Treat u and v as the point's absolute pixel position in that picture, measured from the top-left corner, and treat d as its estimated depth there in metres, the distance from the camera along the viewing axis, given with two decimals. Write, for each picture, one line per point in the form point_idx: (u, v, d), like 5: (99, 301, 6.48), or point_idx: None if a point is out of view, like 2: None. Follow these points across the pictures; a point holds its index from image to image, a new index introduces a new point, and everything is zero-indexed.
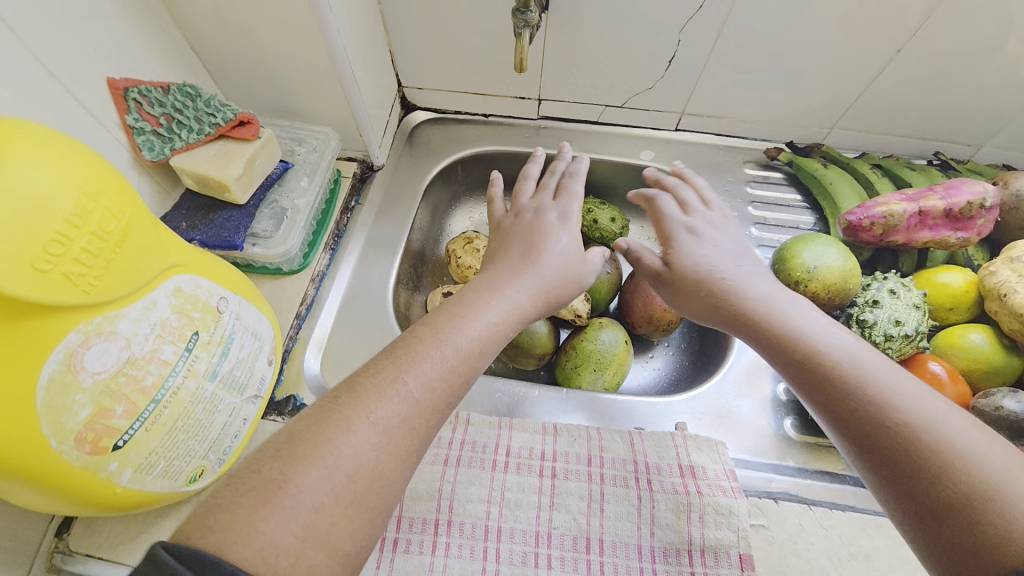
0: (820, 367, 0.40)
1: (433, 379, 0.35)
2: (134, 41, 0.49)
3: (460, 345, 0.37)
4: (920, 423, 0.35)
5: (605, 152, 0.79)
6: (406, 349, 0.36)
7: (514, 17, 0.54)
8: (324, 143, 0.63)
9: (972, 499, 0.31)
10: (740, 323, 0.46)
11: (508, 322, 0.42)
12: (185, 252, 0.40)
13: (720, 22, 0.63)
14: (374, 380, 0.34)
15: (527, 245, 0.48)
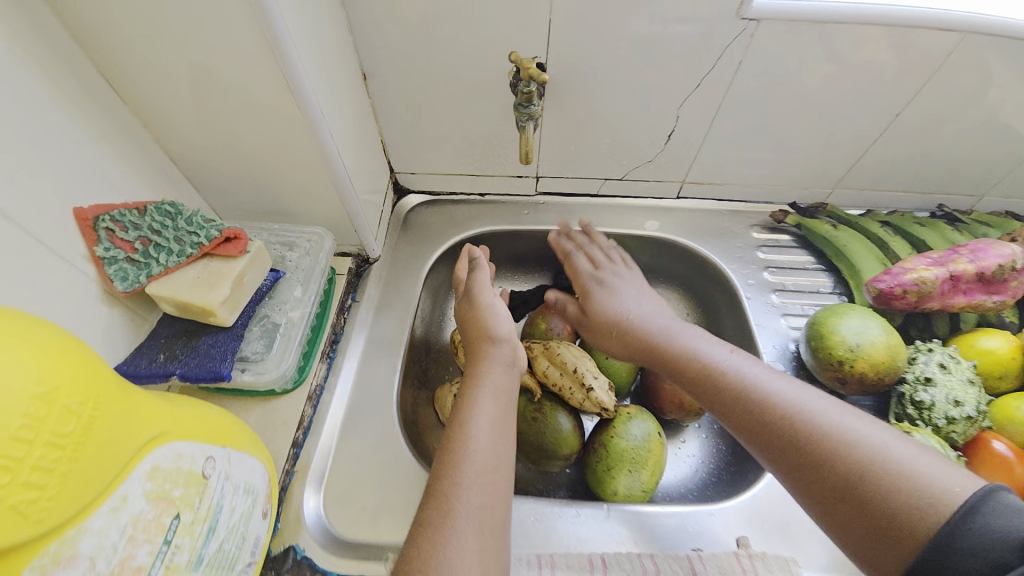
0: (734, 398, 0.46)
1: (485, 472, 0.48)
2: (107, 164, 0.45)
3: (487, 444, 0.50)
4: (827, 431, 0.39)
5: (608, 225, 0.77)
6: (449, 455, 0.49)
7: (516, 111, 0.52)
8: (318, 245, 0.59)
9: (884, 499, 0.35)
10: (668, 365, 0.54)
11: (496, 441, 0.51)
12: (160, 416, 0.33)
13: (717, 98, 0.63)
14: (450, 498, 0.45)
15: (490, 345, 0.60)
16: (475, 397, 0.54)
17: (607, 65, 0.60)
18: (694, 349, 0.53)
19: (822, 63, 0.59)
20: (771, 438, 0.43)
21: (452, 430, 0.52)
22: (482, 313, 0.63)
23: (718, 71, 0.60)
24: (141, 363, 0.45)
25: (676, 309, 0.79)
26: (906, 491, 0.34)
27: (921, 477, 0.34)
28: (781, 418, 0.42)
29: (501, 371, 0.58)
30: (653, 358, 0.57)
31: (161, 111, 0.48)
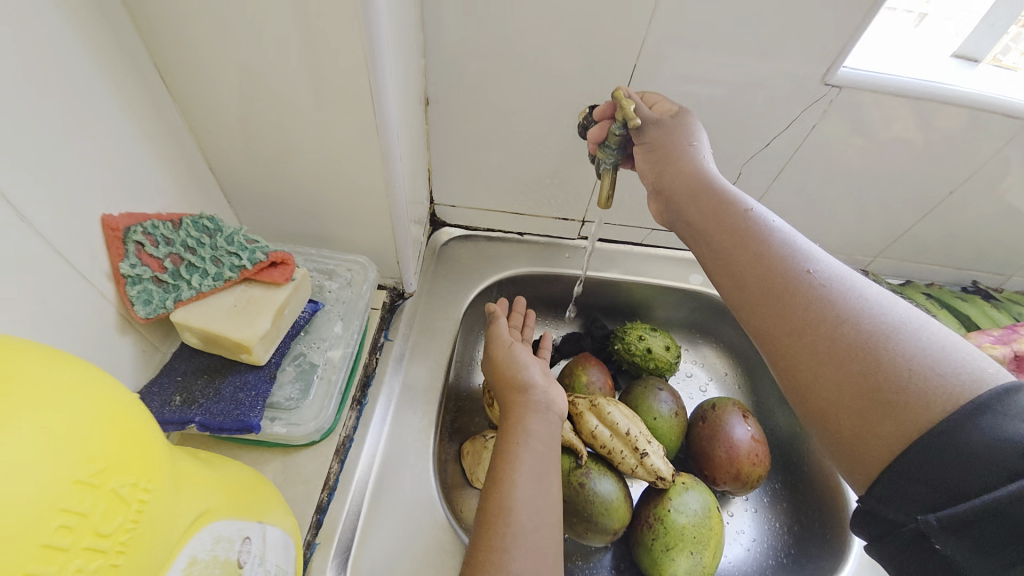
0: (733, 236, 0.39)
1: (530, 534, 0.41)
2: (144, 166, 0.38)
3: (530, 500, 0.43)
4: (851, 316, 0.32)
5: (651, 276, 0.74)
6: (488, 516, 0.42)
7: (601, 152, 0.50)
8: (359, 276, 0.53)
9: (872, 369, 0.30)
10: (659, 187, 0.46)
11: (542, 516, 0.43)
12: (201, 488, 0.26)
13: (782, 157, 0.63)
14: (488, 564, 0.39)
15: (521, 388, 0.53)
16: (509, 449, 0.47)
17: None
18: (725, 192, 0.42)
19: (889, 133, 0.59)
20: (754, 261, 0.37)
21: (489, 491, 0.44)
22: (511, 353, 0.57)
23: (789, 132, 0.60)
24: (151, 406, 0.37)
25: (714, 366, 0.76)
26: (929, 379, 0.28)
27: (948, 373, 0.28)
28: (778, 260, 0.36)
29: (534, 415, 0.50)
30: (690, 190, 0.43)
31: (214, 115, 0.42)
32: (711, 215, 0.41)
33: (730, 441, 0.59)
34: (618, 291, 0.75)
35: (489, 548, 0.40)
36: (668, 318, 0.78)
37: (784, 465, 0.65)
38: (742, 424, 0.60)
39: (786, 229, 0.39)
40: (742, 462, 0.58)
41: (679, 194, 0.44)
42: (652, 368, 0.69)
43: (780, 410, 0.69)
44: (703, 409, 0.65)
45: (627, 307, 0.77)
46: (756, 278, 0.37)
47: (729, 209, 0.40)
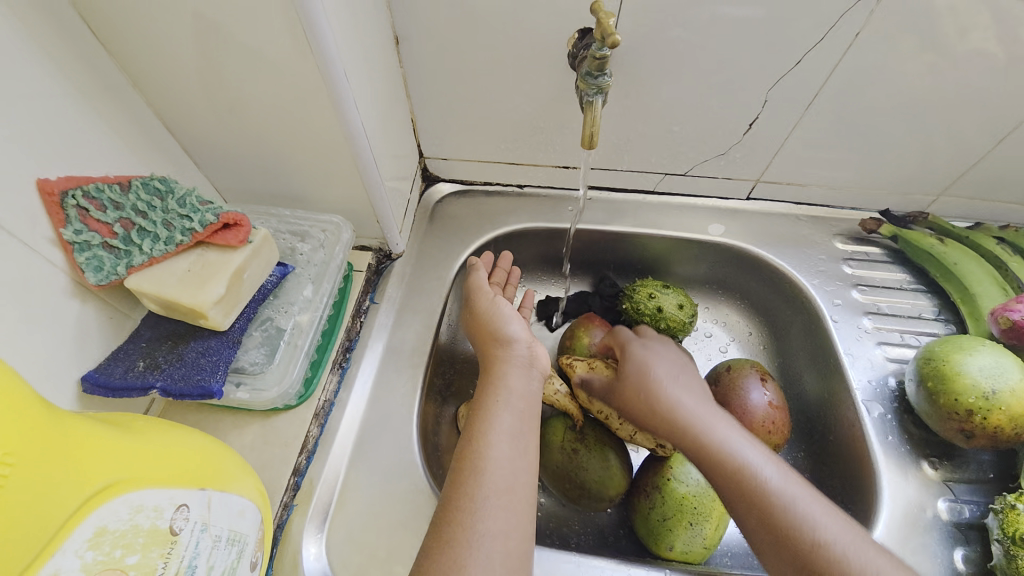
0: (756, 496, 0.41)
1: (502, 494, 0.39)
2: (85, 130, 0.37)
3: (505, 459, 0.41)
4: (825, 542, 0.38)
5: (665, 227, 0.67)
6: (460, 474, 0.40)
7: (582, 82, 0.43)
8: (333, 237, 0.50)
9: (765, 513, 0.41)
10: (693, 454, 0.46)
11: (516, 477, 0.41)
12: (108, 461, 0.26)
13: (818, 79, 0.52)
14: (456, 524, 0.37)
15: (504, 343, 0.50)
16: (486, 405, 0.45)
17: (688, 34, 0.49)
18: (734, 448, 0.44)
19: (962, 42, 0.47)
20: (767, 519, 0.40)
21: (462, 451, 0.42)
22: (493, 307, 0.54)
23: (827, 45, 0.49)
24: (115, 372, 0.37)
25: (737, 326, 0.69)
26: (835, 566, 0.37)
27: (852, 561, 0.37)
28: (791, 506, 0.40)
29: (514, 373, 0.48)
30: (716, 452, 0.44)
31: (153, 69, 0.40)
32: (683, 419, 0.47)
33: (744, 407, 0.54)
34: (628, 246, 0.69)
35: (458, 507, 0.38)
36: (688, 274, 0.71)
37: (807, 435, 0.61)
38: (759, 389, 0.55)
39: (789, 476, 0.43)
40: (756, 429, 0.53)
41: (701, 439, 0.46)
42: (664, 329, 0.63)
43: (808, 372, 0.63)
44: (717, 372, 0.59)
45: (639, 263, 0.71)
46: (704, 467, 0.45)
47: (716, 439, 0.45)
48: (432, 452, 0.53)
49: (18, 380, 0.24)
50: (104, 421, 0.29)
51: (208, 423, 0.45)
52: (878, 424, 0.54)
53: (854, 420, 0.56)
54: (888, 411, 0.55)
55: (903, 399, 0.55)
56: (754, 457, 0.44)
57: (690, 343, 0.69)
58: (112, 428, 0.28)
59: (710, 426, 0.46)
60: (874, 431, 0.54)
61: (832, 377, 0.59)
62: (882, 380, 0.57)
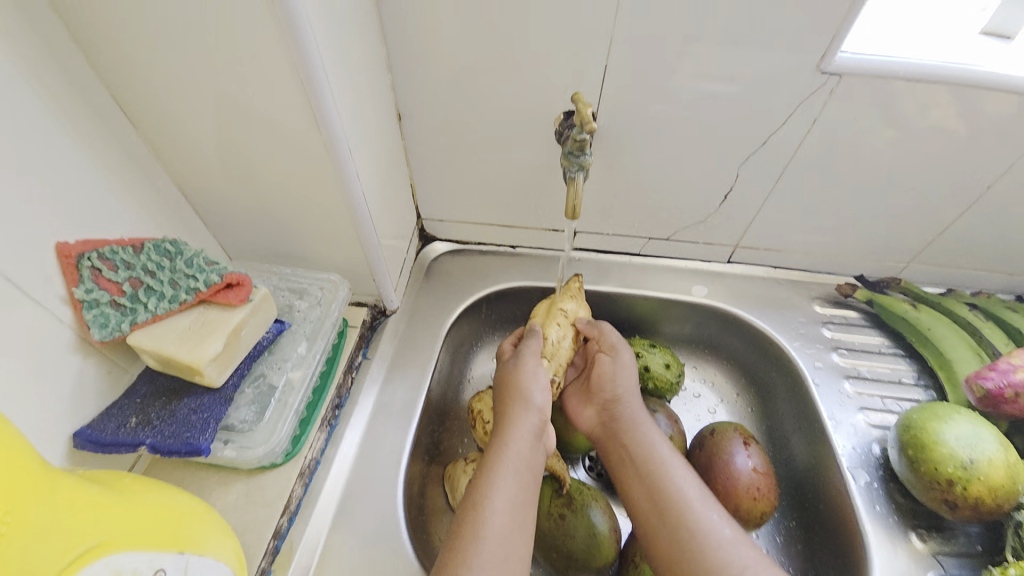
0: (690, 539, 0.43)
1: (498, 564, 0.39)
2: (106, 195, 0.40)
3: (505, 530, 0.41)
4: None
5: (651, 288, 0.70)
6: (458, 539, 0.40)
7: (565, 160, 0.48)
8: (330, 294, 0.53)
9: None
10: (645, 486, 0.48)
11: (513, 548, 0.41)
12: (96, 521, 0.26)
13: (783, 156, 0.57)
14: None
15: (523, 407, 0.49)
16: (494, 469, 0.45)
17: (663, 116, 0.55)
18: (679, 487, 0.47)
19: (924, 118, 0.52)
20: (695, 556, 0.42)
21: (463, 513, 0.43)
22: (519, 369, 0.52)
23: (788, 127, 0.54)
24: (107, 428, 0.38)
25: (724, 386, 0.70)
26: None
27: None
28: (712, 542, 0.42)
29: (527, 441, 0.47)
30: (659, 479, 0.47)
31: (176, 142, 0.44)
32: (652, 466, 0.48)
33: (729, 472, 0.55)
34: (616, 305, 0.71)
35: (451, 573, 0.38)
36: (675, 333, 0.73)
37: (798, 502, 0.60)
38: (744, 453, 0.56)
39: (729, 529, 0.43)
40: (739, 495, 0.54)
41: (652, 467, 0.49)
42: (652, 388, 0.64)
43: (796, 436, 0.63)
44: (703, 434, 0.60)
45: (628, 322, 0.73)
46: (674, 530, 0.44)
47: (676, 497, 0.46)
48: (416, 516, 0.52)
49: (21, 439, 0.24)
50: (93, 477, 0.29)
51: (191, 481, 0.45)
52: (864, 494, 0.55)
53: (842, 488, 0.56)
54: (874, 479, 0.56)
55: (888, 467, 0.56)
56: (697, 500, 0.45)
57: (680, 403, 0.69)
58: (101, 485, 0.29)
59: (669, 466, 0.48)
60: (862, 502, 0.54)
61: (817, 441, 0.60)
62: (866, 447, 0.58)
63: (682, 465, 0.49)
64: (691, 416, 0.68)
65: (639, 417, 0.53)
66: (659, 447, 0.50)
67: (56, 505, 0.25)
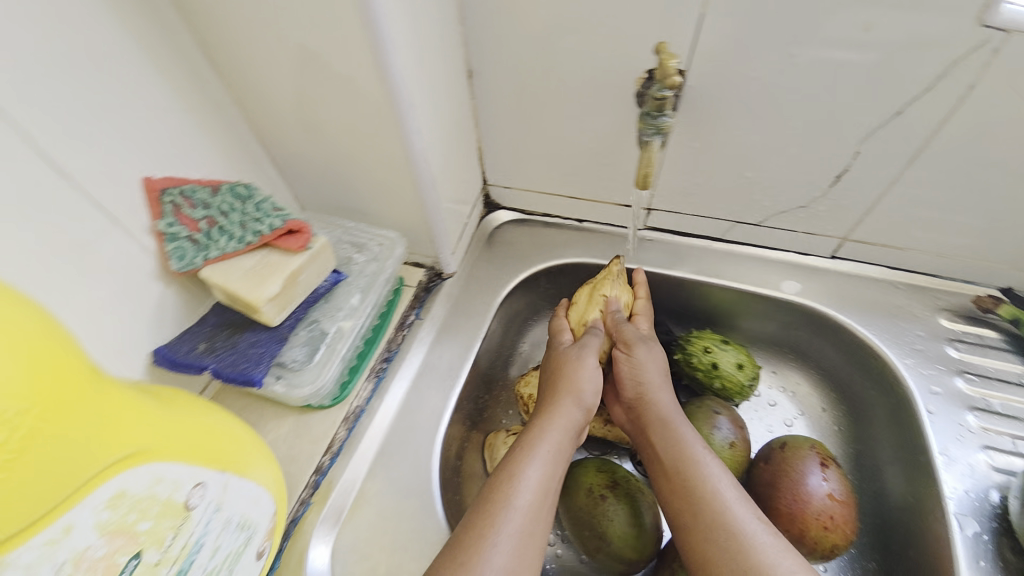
0: (716, 538, 0.39)
1: (523, 536, 0.37)
2: (190, 137, 0.43)
3: (534, 505, 0.39)
4: None
5: (730, 278, 0.62)
6: (488, 504, 0.39)
7: (640, 122, 0.42)
8: (387, 251, 0.53)
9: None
10: (669, 477, 0.44)
11: (536, 523, 0.39)
12: (139, 430, 0.28)
13: (922, 132, 0.46)
14: (473, 549, 0.36)
15: (569, 395, 0.47)
16: (534, 445, 0.43)
17: (767, 79, 0.47)
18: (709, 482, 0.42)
19: None
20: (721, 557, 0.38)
21: (493, 478, 0.41)
22: (569, 361, 0.49)
23: (933, 95, 0.44)
24: (180, 350, 0.42)
25: (807, 398, 0.61)
26: None
27: None
28: (741, 545, 0.37)
29: (568, 430, 0.45)
30: (683, 471, 0.43)
31: (253, 91, 0.45)
32: (677, 456, 0.44)
33: (799, 492, 0.48)
34: (688, 292, 0.64)
35: (480, 534, 0.37)
36: (755, 331, 0.65)
37: (883, 544, 0.51)
38: (819, 474, 0.49)
39: (763, 534, 0.38)
40: (807, 520, 0.47)
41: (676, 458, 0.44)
42: (718, 388, 0.58)
43: (893, 468, 0.53)
44: (773, 445, 0.53)
45: (700, 313, 0.66)
46: (708, 533, 0.39)
47: (705, 495, 0.41)
48: (450, 477, 0.52)
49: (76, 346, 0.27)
50: (142, 391, 0.32)
51: (251, 410, 0.49)
52: (969, 546, 0.45)
53: (942, 535, 0.47)
54: (985, 531, 0.46)
55: (1007, 520, 0.46)
56: (730, 498, 0.40)
57: (751, 409, 0.62)
58: (149, 399, 0.31)
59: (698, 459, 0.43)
60: (964, 554, 0.45)
61: (922, 477, 0.50)
62: (982, 493, 0.47)
63: (718, 466, 0.43)
64: (761, 424, 0.61)
65: (667, 411, 0.47)
66: (685, 436, 0.45)
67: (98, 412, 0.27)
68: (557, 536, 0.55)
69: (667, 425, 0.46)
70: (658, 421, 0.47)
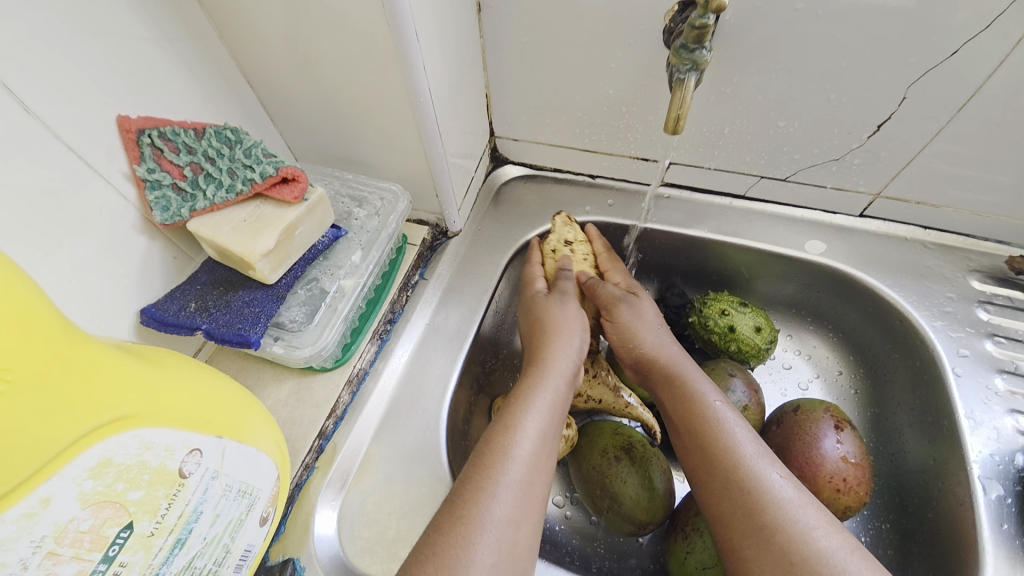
0: (738, 496, 0.37)
1: (523, 487, 0.36)
2: (167, 73, 0.39)
3: (533, 456, 0.38)
4: (792, 545, 0.34)
5: (751, 237, 0.59)
6: (486, 456, 0.37)
7: (675, 56, 0.39)
8: (390, 206, 0.50)
9: (783, 548, 0.34)
10: (687, 430, 0.42)
11: (535, 471, 0.37)
12: (120, 394, 0.26)
13: (978, 76, 0.42)
14: (472, 503, 0.34)
15: (559, 342, 0.46)
16: (531, 398, 0.41)
17: (813, 13, 0.42)
18: (727, 435, 0.40)
19: None
20: (743, 517, 0.36)
21: (494, 425, 0.40)
22: (553, 308, 0.49)
23: (996, 33, 0.39)
24: (171, 309, 0.39)
25: (824, 360, 0.60)
26: (795, 561, 0.33)
27: (817, 555, 0.33)
28: (761, 502, 0.36)
29: (562, 377, 0.44)
30: (701, 425, 0.41)
31: (235, 23, 0.40)
32: (696, 408, 0.42)
33: (811, 456, 0.46)
34: (705, 252, 0.61)
35: (478, 487, 0.35)
36: (773, 294, 0.62)
37: (898, 505, 0.51)
38: (833, 437, 0.47)
39: (786, 490, 0.36)
40: (819, 483, 0.46)
41: (692, 411, 0.42)
42: (734, 352, 0.56)
43: (911, 431, 0.52)
44: (786, 409, 0.52)
45: (716, 274, 0.63)
46: (725, 491, 0.38)
47: (723, 448, 0.39)
48: (458, 441, 0.50)
49: (38, 300, 0.23)
50: (127, 351, 0.29)
51: (250, 372, 0.47)
52: (993, 510, 0.44)
53: (964, 500, 0.45)
54: (1010, 495, 0.44)
55: None
56: (749, 450, 0.39)
57: (765, 372, 0.61)
58: (135, 358, 0.28)
59: (718, 412, 0.42)
60: (985, 517, 0.44)
61: (944, 440, 0.49)
62: (1006, 456, 0.46)
63: (736, 420, 0.41)
64: (776, 388, 0.60)
65: (679, 359, 0.47)
66: (699, 386, 0.44)
67: (72, 375, 0.24)
68: (566, 498, 0.54)
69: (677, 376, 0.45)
70: (669, 372, 0.46)
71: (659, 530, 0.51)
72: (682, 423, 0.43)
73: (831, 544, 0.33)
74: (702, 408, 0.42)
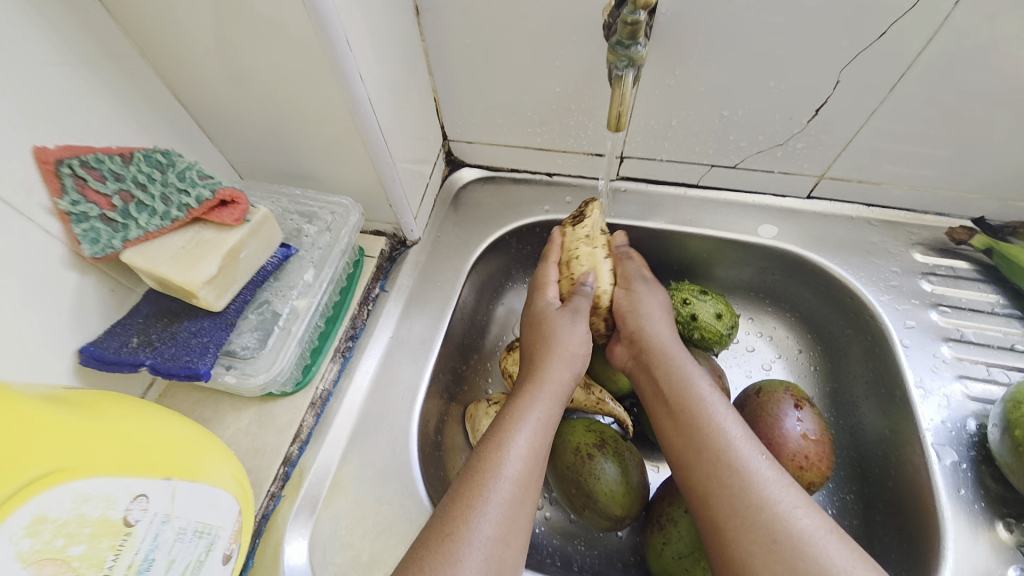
0: (721, 479, 0.38)
1: (513, 505, 0.36)
2: (86, 98, 0.37)
3: (524, 472, 0.38)
4: (772, 525, 0.35)
5: (708, 225, 0.60)
6: (477, 471, 0.37)
7: (612, 54, 0.39)
8: (341, 220, 0.49)
9: (766, 527, 0.35)
10: (676, 415, 0.43)
11: (525, 488, 0.37)
12: (50, 446, 0.24)
13: (904, 58, 0.44)
14: (462, 519, 0.34)
15: (559, 364, 0.45)
16: (524, 413, 0.41)
17: (744, 4, 0.42)
18: (715, 419, 0.41)
19: None
20: (725, 500, 0.37)
21: (486, 440, 0.40)
22: (561, 327, 0.47)
23: (915, 16, 0.41)
24: (111, 346, 0.37)
25: (784, 340, 0.62)
26: (777, 540, 0.34)
27: (796, 533, 0.34)
28: (746, 485, 0.37)
29: (556, 398, 0.44)
30: (691, 409, 0.42)
31: (157, 39, 0.38)
32: (688, 395, 0.43)
33: (775, 436, 0.48)
34: (665, 243, 0.62)
35: (469, 504, 0.35)
36: (732, 279, 0.64)
37: (860, 476, 0.53)
38: (794, 416, 0.49)
39: (769, 472, 0.37)
40: (783, 461, 0.47)
41: (683, 396, 0.43)
42: (698, 339, 0.57)
43: (867, 403, 0.54)
44: (750, 391, 0.53)
45: (678, 264, 0.64)
46: (711, 472, 0.38)
47: (711, 433, 0.40)
48: (431, 453, 0.50)
49: None
50: (55, 401, 0.27)
51: (207, 404, 0.45)
52: (949, 475, 0.46)
53: (921, 467, 0.47)
54: (963, 459, 0.46)
55: (984, 448, 0.47)
56: (735, 433, 0.40)
57: (730, 356, 0.62)
58: (62, 407, 0.27)
59: (706, 397, 0.42)
60: (944, 486, 0.46)
61: (896, 409, 0.51)
62: (959, 422, 0.48)
63: (723, 404, 0.42)
64: (741, 371, 0.61)
65: (671, 347, 0.47)
66: (692, 372, 0.44)
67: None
68: (544, 499, 0.54)
69: (666, 358, 0.46)
70: (663, 357, 0.46)
71: (637, 522, 0.52)
72: (671, 407, 0.43)
73: (810, 524, 0.35)
74: (689, 393, 0.43)
